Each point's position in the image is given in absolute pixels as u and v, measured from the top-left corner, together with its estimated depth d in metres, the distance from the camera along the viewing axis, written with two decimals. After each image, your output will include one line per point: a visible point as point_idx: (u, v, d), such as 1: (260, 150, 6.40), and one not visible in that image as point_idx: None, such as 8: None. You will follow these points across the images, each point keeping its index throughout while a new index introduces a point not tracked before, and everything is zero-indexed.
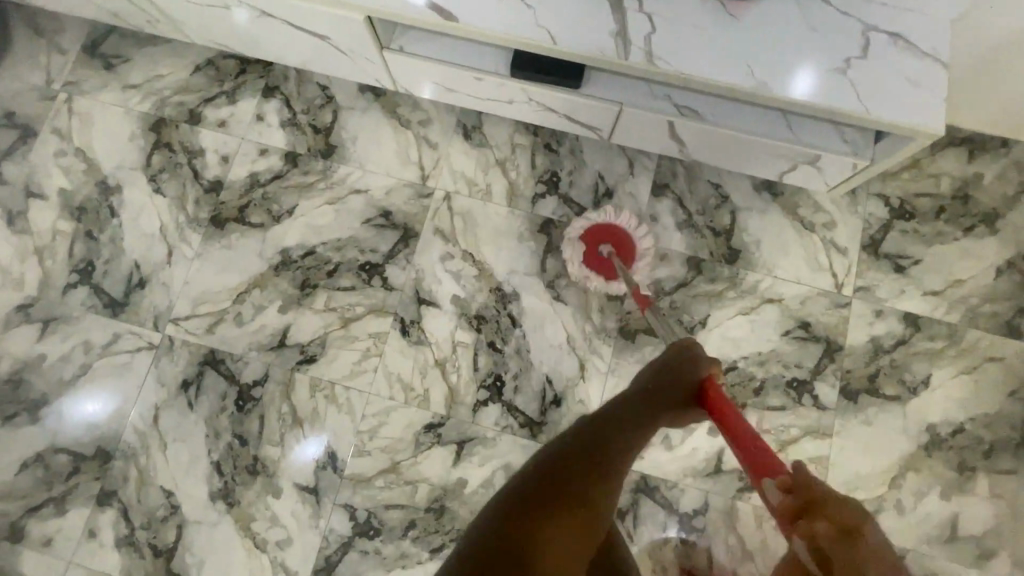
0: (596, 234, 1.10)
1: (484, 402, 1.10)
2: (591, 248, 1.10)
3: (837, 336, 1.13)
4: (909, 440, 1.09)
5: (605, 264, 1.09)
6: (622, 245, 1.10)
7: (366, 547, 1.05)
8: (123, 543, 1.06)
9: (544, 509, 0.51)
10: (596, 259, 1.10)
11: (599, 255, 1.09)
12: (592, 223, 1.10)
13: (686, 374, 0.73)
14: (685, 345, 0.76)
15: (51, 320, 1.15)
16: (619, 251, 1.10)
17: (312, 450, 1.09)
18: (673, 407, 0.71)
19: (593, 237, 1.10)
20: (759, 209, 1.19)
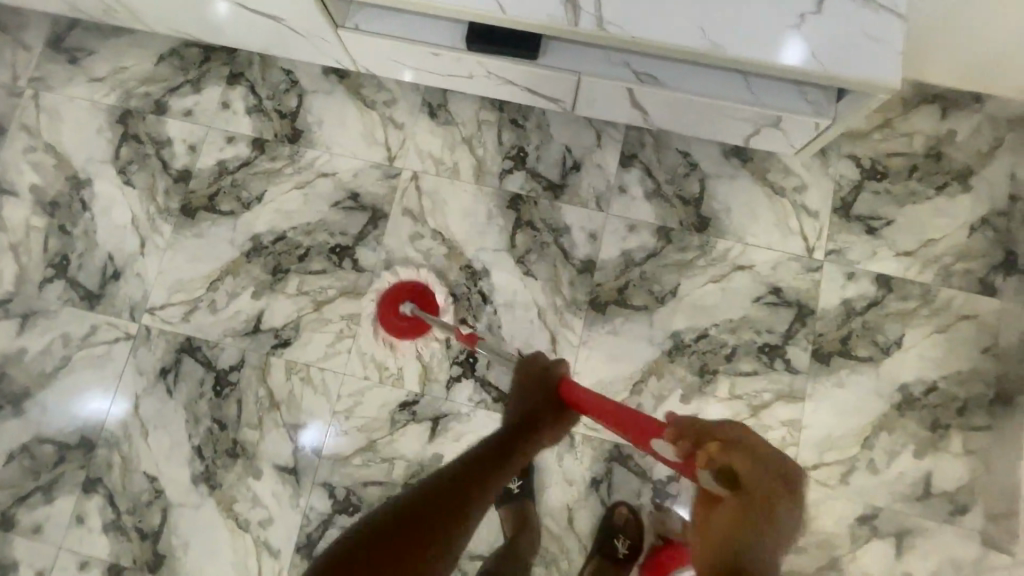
0: (397, 294, 1.12)
1: (457, 379, 1.12)
2: (392, 309, 1.11)
3: (808, 300, 1.13)
4: (881, 400, 1.09)
5: (411, 323, 1.09)
6: (424, 298, 1.12)
7: (346, 523, 1.07)
8: (110, 528, 1.09)
9: (378, 544, 0.56)
10: (402, 322, 1.10)
11: (404, 315, 1.09)
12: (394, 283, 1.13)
13: (552, 386, 0.80)
14: (542, 361, 0.83)
15: (30, 315, 1.17)
16: (423, 307, 1.11)
17: (310, 437, 1.10)
18: (540, 428, 0.77)
19: (392, 300, 1.11)
20: (729, 175, 1.18)
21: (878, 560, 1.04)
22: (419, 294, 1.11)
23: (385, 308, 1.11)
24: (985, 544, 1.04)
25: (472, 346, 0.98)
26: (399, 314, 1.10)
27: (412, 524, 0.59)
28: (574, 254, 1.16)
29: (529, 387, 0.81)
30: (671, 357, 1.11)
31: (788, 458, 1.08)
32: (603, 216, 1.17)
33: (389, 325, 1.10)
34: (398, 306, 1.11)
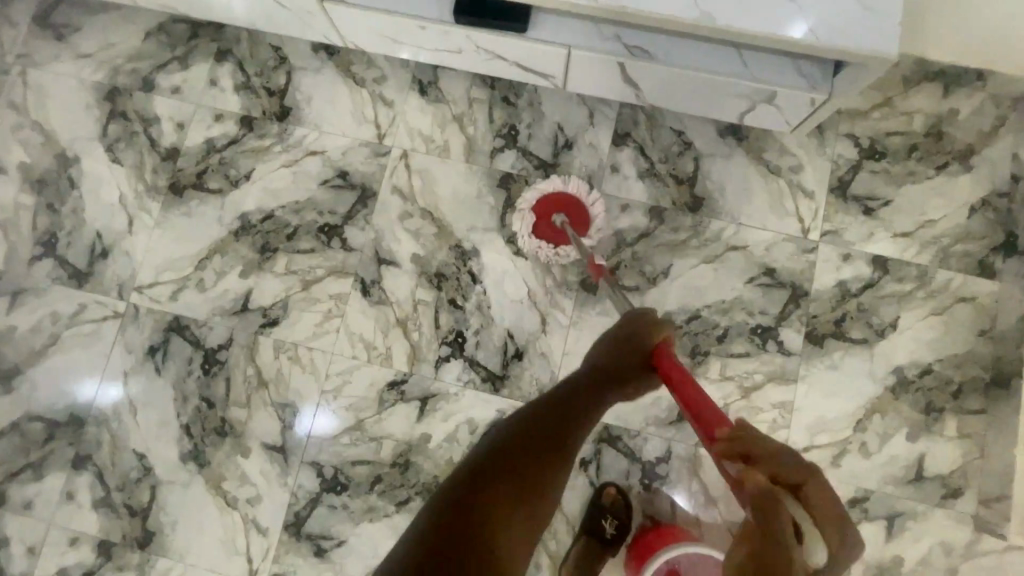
0: (546, 204, 1.09)
1: (447, 358, 1.11)
2: (542, 217, 1.09)
3: (802, 281, 1.11)
4: (875, 382, 1.08)
5: (559, 233, 1.08)
6: (576, 211, 1.09)
7: (334, 502, 1.07)
8: (99, 505, 1.09)
9: (469, 491, 0.62)
10: (553, 229, 1.08)
11: (553, 225, 1.08)
12: (555, 189, 1.09)
13: (632, 346, 0.79)
14: (644, 318, 0.81)
15: (19, 293, 1.17)
16: (574, 221, 1.09)
17: (307, 423, 1.10)
18: (620, 384, 0.79)
19: (546, 206, 1.09)
20: (724, 154, 1.16)
21: (869, 543, 1.03)
22: (572, 207, 1.08)
23: (538, 217, 1.09)
24: (977, 527, 1.03)
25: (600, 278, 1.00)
26: (552, 223, 1.08)
27: (496, 492, 0.62)
28: None
29: (626, 343, 0.80)
30: None
31: (780, 440, 1.07)
32: (595, 196, 1.15)
33: (540, 227, 1.09)
34: (552, 214, 1.09)
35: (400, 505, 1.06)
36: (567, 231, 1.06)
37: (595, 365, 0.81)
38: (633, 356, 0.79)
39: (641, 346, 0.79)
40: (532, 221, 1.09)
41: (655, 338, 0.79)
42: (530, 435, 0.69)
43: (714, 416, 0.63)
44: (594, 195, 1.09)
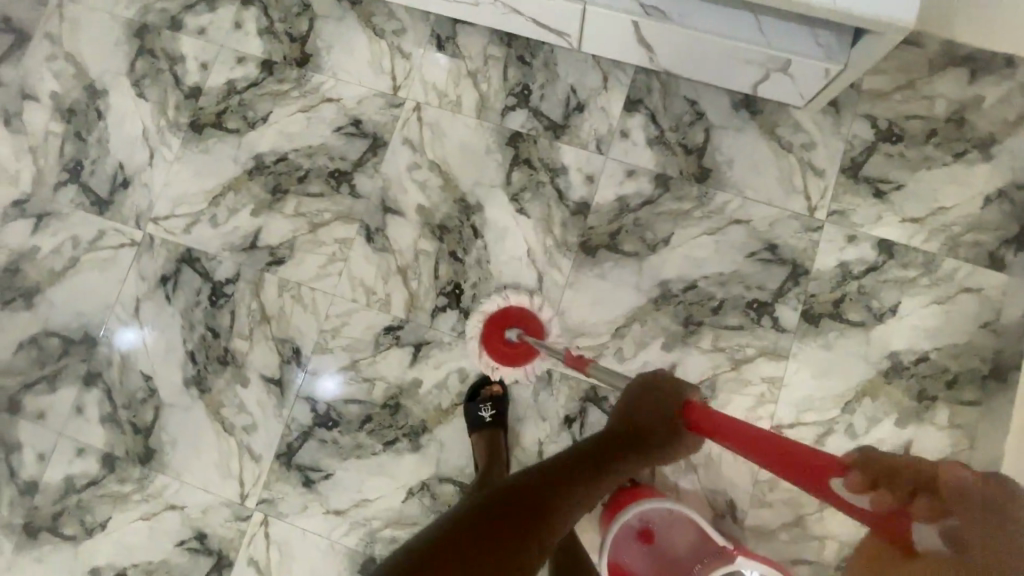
0: (505, 318, 1.08)
1: (443, 308, 1.13)
2: (496, 337, 1.08)
3: (803, 259, 1.10)
4: (868, 366, 1.07)
5: (519, 349, 1.06)
6: (531, 322, 1.07)
7: (324, 437, 1.11)
8: (106, 420, 1.15)
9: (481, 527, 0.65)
10: (510, 348, 1.06)
11: (509, 341, 1.06)
12: (506, 304, 1.08)
13: (652, 408, 0.81)
14: (663, 380, 0.82)
15: (44, 216, 1.23)
16: (529, 331, 1.07)
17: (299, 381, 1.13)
18: (644, 447, 0.79)
19: (499, 324, 1.08)
20: (736, 126, 1.15)
21: (847, 523, 1.03)
22: (526, 319, 1.07)
23: (494, 334, 1.07)
24: None
25: (583, 369, 0.96)
26: (505, 340, 1.07)
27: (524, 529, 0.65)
28: (569, 196, 1.15)
29: (641, 408, 0.81)
30: (657, 306, 1.10)
31: (766, 415, 1.07)
32: (602, 160, 1.16)
33: (497, 351, 1.07)
34: (505, 329, 1.08)
35: (387, 445, 1.10)
36: (528, 344, 1.04)
37: (620, 427, 0.81)
38: (652, 420, 0.80)
39: (666, 410, 0.80)
40: (482, 348, 1.07)
41: (678, 399, 0.80)
42: (536, 491, 0.69)
43: (808, 467, 0.58)
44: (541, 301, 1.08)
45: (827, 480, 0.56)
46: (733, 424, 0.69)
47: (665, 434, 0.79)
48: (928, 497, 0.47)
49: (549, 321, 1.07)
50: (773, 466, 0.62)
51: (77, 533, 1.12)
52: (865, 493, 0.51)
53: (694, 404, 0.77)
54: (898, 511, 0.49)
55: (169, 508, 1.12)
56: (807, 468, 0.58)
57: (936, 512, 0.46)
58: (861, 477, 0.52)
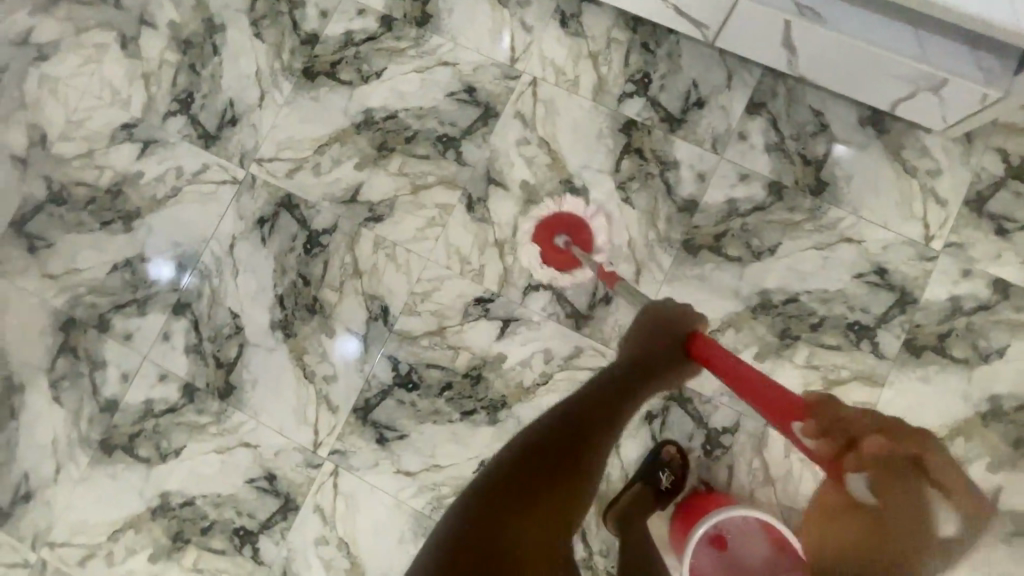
0: (557, 221, 1.13)
1: (536, 288, 1.12)
2: (545, 237, 1.13)
3: (913, 288, 1.07)
4: (966, 405, 1.04)
5: (562, 254, 1.12)
6: (574, 227, 1.13)
7: (403, 397, 1.12)
8: (191, 351, 1.17)
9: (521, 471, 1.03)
10: (561, 254, 1.12)
11: (556, 247, 1.12)
12: (560, 210, 1.13)
13: (670, 332, 1.05)
14: (674, 306, 1.08)
15: (151, 142, 1.24)
16: (576, 239, 1.13)
17: (351, 347, 1.14)
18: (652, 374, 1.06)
19: (550, 227, 1.13)
20: (860, 143, 1.11)
21: None
22: (577, 228, 1.12)
23: (541, 240, 1.13)
24: None
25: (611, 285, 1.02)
26: (553, 243, 1.12)
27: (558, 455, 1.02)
28: (677, 191, 1.13)
29: (653, 340, 1.06)
30: (754, 315, 1.08)
31: None
32: (716, 159, 1.13)
33: (547, 254, 1.12)
34: (552, 236, 1.12)
35: (464, 414, 1.10)
36: (574, 251, 1.10)
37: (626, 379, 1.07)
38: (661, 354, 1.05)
39: (676, 335, 1.04)
40: (537, 231, 1.13)
41: (692, 334, 0.99)
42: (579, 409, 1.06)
43: (784, 405, 0.76)
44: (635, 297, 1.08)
45: (793, 419, 0.75)
46: (740, 364, 0.83)
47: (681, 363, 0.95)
48: (864, 467, 0.76)
49: (590, 218, 1.13)
50: (759, 403, 0.78)
51: (151, 456, 1.15)
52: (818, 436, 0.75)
53: (704, 338, 0.94)
54: (835, 456, 0.76)
55: (243, 445, 1.13)
56: (789, 411, 0.75)
57: (871, 480, 0.74)
58: (814, 425, 0.75)
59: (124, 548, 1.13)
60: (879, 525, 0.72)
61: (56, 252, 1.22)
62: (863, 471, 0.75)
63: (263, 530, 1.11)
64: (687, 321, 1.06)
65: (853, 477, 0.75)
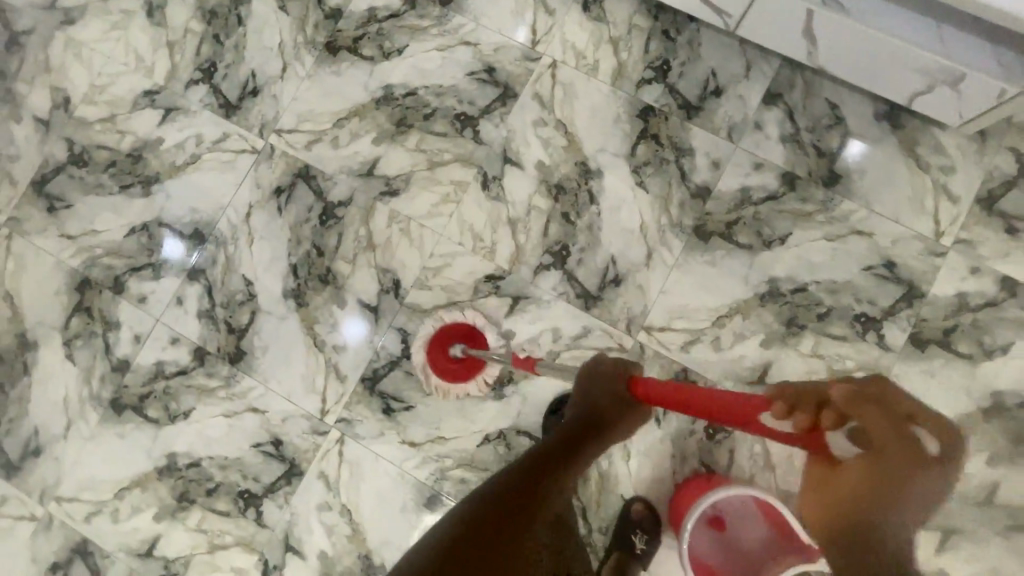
0: (443, 336, 1.10)
1: (546, 267, 1.14)
2: (438, 352, 1.09)
3: (921, 282, 1.08)
4: (969, 400, 1.05)
5: (461, 364, 1.08)
6: (469, 333, 1.10)
7: (410, 369, 1.13)
8: (203, 316, 1.18)
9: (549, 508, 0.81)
10: (453, 366, 1.08)
11: (453, 358, 1.08)
12: (441, 324, 1.10)
13: (610, 386, 0.89)
14: (616, 358, 0.92)
15: (173, 110, 1.25)
16: (472, 344, 1.10)
17: (355, 331, 1.15)
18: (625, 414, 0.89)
19: (438, 343, 1.10)
20: (874, 138, 1.12)
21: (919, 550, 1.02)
22: (465, 334, 1.10)
23: (432, 349, 1.09)
24: None
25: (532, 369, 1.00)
26: (449, 356, 1.09)
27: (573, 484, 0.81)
28: (691, 178, 1.14)
29: (596, 382, 0.90)
30: (762, 302, 1.09)
31: None
32: (731, 148, 1.14)
33: (444, 370, 1.08)
34: (447, 346, 1.09)
35: (471, 388, 1.11)
36: (473, 357, 1.06)
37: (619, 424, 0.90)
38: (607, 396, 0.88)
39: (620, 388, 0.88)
40: (426, 355, 1.10)
41: (626, 375, 0.89)
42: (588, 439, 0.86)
43: (746, 407, 0.65)
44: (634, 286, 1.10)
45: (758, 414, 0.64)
46: (699, 394, 0.72)
47: (625, 409, 0.87)
48: (844, 414, 0.55)
49: (480, 325, 1.10)
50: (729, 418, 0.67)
51: (160, 417, 1.16)
52: (788, 418, 0.59)
53: (641, 377, 0.86)
54: (811, 429, 0.57)
55: (251, 410, 1.15)
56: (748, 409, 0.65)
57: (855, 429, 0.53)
58: (783, 405, 0.60)
59: (130, 506, 1.14)
60: (885, 481, 0.50)
61: (75, 214, 1.24)
62: (845, 422, 0.55)
63: (268, 493, 1.12)
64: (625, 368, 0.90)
65: (833, 435, 0.55)
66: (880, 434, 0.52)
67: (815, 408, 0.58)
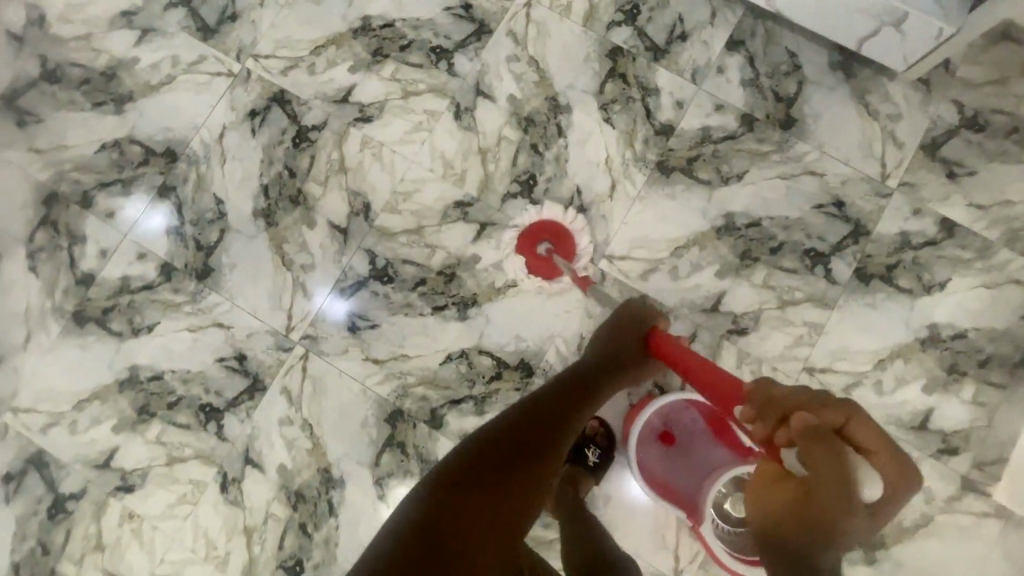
0: (536, 231, 1.14)
1: (514, 195, 1.17)
2: (529, 241, 1.14)
3: (867, 221, 1.14)
4: (907, 331, 1.11)
5: (546, 263, 1.12)
6: (560, 235, 1.14)
7: (377, 289, 1.15)
8: (172, 233, 1.19)
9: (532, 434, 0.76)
10: (539, 261, 1.13)
11: (538, 255, 1.13)
12: (534, 217, 1.15)
13: (631, 333, 0.98)
14: (639, 306, 1.02)
15: (149, 31, 1.26)
16: (557, 246, 1.14)
17: (320, 292, 1.16)
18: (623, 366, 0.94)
19: (530, 236, 1.15)
20: (828, 86, 1.18)
21: None
22: (556, 233, 1.14)
23: (524, 247, 1.14)
24: (962, 487, 1.06)
25: (585, 289, 1.11)
26: (536, 251, 1.13)
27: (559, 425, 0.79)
28: (656, 116, 1.18)
29: (628, 330, 0.98)
30: (718, 235, 1.14)
31: (801, 355, 1.11)
32: (695, 89, 1.19)
33: (532, 261, 1.13)
34: (536, 245, 1.14)
35: (436, 309, 1.14)
36: (555, 260, 1.11)
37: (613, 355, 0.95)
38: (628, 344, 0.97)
39: (637, 334, 0.98)
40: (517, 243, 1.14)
41: (647, 327, 0.99)
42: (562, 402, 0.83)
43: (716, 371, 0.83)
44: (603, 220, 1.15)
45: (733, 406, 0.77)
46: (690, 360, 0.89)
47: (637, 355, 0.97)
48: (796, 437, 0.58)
49: (577, 230, 1.14)
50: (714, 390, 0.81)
51: (123, 330, 1.16)
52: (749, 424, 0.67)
53: (659, 331, 0.97)
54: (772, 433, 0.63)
55: (216, 325, 1.16)
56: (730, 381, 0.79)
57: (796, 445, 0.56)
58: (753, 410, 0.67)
59: (89, 418, 1.14)
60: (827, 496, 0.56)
61: (45, 129, 1.24)
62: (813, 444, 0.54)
63: (230, 407, 1.13)
64: (650, 317, 1.01)
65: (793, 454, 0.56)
66: (823, 472, 0.51)
67: (781, 427, 0.61)
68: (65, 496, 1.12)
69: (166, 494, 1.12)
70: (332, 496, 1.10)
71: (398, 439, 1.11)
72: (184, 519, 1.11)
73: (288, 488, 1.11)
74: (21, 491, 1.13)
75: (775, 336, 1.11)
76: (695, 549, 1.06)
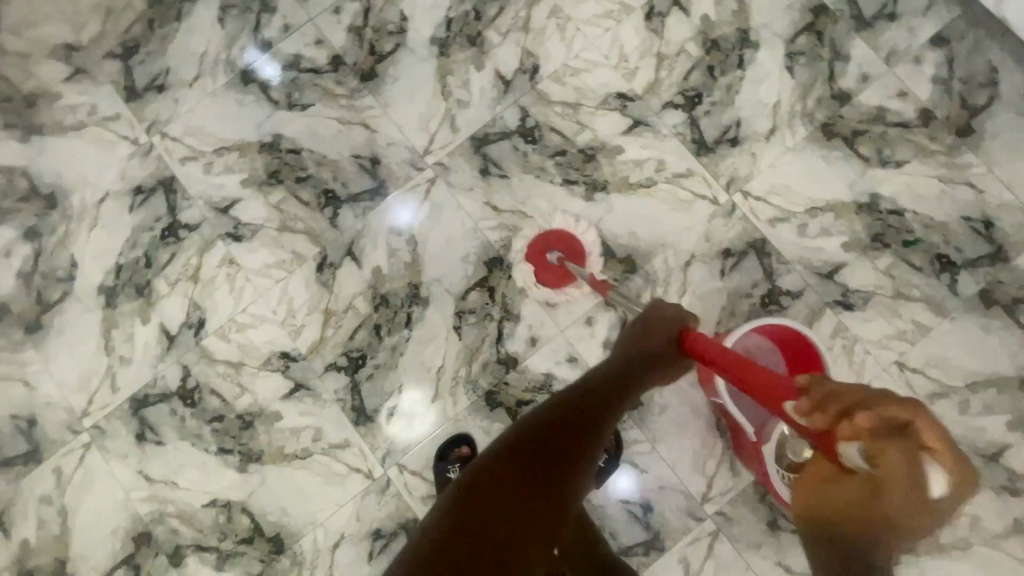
0: (548, 239, 1.14)
1: (675, 106, 1.19)
2: (540, 257, 1.14)
3: (1010, 248, 1.12)
4: (1011, 365, 1.08)
5: (556, 268, 1.13)
6: (571, 246, 1.14)
7: (519, 145, 1.19)
8: (353, 30, 1.25)
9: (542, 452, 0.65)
10: (548, 268, 1.13)
11: (548, 263, 1.13)
12: (543, 231, 1.15)
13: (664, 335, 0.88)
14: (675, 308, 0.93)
15: None
16: (570, 257, 1.14)
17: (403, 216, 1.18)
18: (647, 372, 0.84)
19: (542, 245, 1.15)
20: (1018, 109, 1.15)
21: None
22: (563, 241, 1.14)
23: (535, 259, 1.13)
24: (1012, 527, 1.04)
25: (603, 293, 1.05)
26: (546, 259, 1.13)
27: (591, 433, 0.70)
28: (838, 81, 1.18)
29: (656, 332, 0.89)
30: (857, 211, 1.14)
31: (898, 349, 1.10)
32: (885, 69, 1.18)
33: (542, 275, 1.13)
34: (549, 252, 1.14)
35: (566, 181, 1.18)
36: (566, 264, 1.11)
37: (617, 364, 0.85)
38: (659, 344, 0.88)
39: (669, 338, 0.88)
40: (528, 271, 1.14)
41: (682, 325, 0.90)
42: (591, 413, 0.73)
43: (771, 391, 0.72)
44: (750, 158, 1.17)
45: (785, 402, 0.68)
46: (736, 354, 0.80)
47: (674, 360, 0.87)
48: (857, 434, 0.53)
49: (590, 244, 1.14)
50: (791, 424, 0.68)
51: (280, 101, 1.23)
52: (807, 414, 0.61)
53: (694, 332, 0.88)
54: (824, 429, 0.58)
55: (363, 126, 1.22)
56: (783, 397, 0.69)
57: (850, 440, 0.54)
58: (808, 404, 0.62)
59: (224, 165, 1.22)
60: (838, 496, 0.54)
61: None
62: (856, 440, 0.53)
63: (350, 201, 1.19)
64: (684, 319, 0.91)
65: (844, 446, 0.54)
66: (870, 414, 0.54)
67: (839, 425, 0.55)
68: (180, 225, 1.20)
69: (268, 254, 1.18)
70: (412, 310, 1.15)
71: (490, 283, 1.15)
72: (276, 282, 1.18)
73: (376, 289, 1.16)
74: (146, 205, 1.21)
75: (878, 322, 1.11)
76: (731, 485, 1.07)
